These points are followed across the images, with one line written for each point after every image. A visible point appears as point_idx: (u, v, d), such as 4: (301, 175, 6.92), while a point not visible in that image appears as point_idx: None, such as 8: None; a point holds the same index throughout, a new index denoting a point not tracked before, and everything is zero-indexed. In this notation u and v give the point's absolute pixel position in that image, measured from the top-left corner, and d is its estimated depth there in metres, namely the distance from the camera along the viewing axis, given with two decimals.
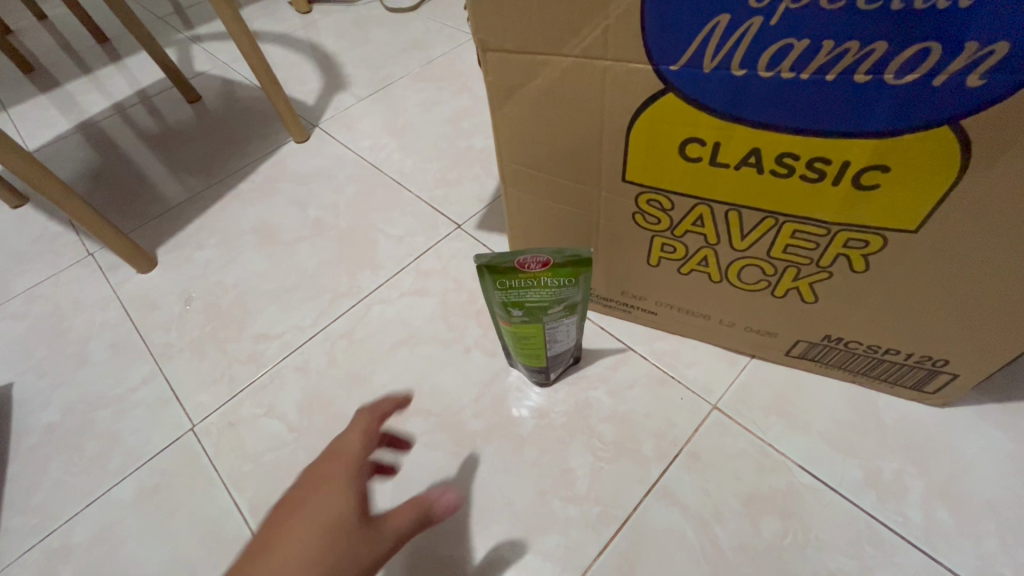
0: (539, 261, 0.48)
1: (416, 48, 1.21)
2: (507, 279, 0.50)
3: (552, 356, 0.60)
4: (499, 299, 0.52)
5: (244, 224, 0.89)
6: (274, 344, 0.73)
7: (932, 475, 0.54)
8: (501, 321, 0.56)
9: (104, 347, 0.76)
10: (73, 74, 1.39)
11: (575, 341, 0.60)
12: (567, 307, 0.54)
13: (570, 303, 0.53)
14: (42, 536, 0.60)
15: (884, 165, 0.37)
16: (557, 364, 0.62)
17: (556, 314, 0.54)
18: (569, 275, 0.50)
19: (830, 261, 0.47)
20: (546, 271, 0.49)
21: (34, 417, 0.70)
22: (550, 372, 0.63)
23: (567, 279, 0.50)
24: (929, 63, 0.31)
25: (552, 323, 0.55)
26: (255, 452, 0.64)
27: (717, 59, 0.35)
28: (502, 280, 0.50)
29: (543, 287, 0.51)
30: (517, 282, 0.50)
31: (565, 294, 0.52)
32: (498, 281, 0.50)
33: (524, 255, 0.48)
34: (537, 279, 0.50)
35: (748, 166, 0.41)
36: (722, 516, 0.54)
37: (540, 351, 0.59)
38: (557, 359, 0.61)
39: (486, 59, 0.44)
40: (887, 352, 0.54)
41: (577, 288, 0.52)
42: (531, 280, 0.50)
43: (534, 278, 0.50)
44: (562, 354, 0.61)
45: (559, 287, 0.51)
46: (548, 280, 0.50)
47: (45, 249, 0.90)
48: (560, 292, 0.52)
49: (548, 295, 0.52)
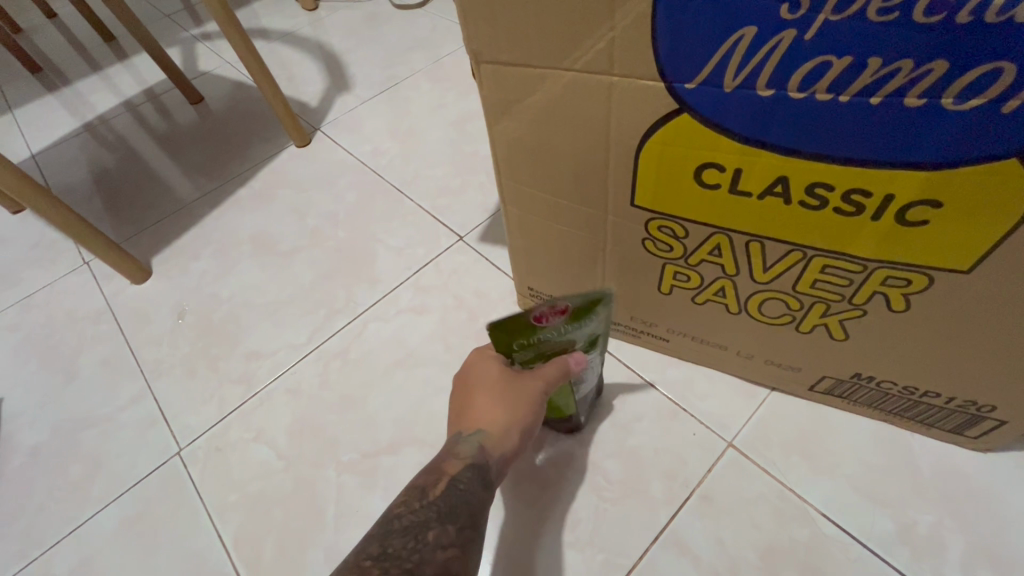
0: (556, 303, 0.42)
1: (423, 46, 1.17)
2: (529, 337, 0.45)
3: (579, 400, 0.54)
4: (522, 358, 0.47)
5: (241, 233, 0.86)
6: (266, 363, 0.70)
7: (972, 532, 0.49)
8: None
9: (95, 362, 0.74)
10: (79, 73, 1.37)
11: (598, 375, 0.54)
12: (590, 341, 0.48)
13: (592, 337, 0.47)
14: (23, 564, 0.58)
15: (934, 200, 0.32)
16: (586, 406, 0.56)
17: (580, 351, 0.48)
18: (591, 306, 0.43)
19: (864, 299, 0.41)
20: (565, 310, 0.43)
21: (21, 435, 0.68)
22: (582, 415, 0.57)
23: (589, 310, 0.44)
24: (998, 87, 0.26)
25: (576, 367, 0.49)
26: (242, 480, 0.61)
27: (741, 77, 0.31)
28: (521, 340, 0.45)
29: (564, 329, 0.45)
30: (540, 336, 0.45)
31: (588, 329, 0.46)
32: (519, 342, 0.45)
33: (540, 308, 0.43)
34: (559, 329, 0.45)
35: (773, 196, 0.36)
36: (738, 568, 0.49)
37: (571, 401, 0.53)
38: (586, 399, 0.55)
39: (480, 71, 0.39)
40: (924, 394, 0.49)
41: (596, 323, 0.46)
42: (549, 325, 0.44)
43: (552, 323, 0.44)
44: (589, 393, 0.55)
45: (579, 325, 0.45)
46: (569, 325, 0.45)
47: (42, 257, 0.89)
48: (581, 328, 0.45)
49: (569, 333, 0.46)
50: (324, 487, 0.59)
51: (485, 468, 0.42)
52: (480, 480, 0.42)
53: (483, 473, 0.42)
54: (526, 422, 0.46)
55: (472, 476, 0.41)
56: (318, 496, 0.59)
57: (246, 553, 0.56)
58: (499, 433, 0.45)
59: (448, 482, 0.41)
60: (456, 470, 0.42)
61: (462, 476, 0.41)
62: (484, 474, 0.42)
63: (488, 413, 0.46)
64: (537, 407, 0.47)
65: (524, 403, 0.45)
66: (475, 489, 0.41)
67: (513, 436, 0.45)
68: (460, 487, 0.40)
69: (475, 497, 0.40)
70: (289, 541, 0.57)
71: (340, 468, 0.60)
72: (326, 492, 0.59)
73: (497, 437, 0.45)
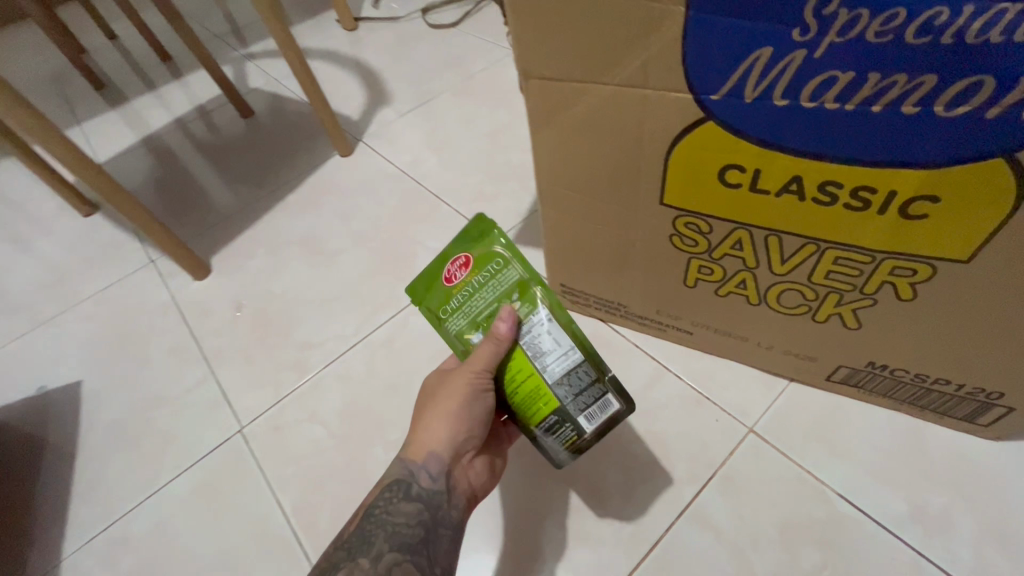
0: (459, 263, 0.48)
1: (457, 63, 1.24)
2: (449, 300, 0.49)
3: (553, 381, 0.46)
4: (459, 329, 0.49)
5: (292, 235, 0.93)
6: (318, 352, 0.76)
7: (983, 514, 0.52)
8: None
9: (163, 349, 0.81)
10: (139, 90, 1.48)
11: (579, 358, 0.46)
12: (525, 297, 0.47)
13: (520, 288, 0.47)
14: (105, 526, 0.64)
15: (933, 195, 0.36)
16: (578, 403, 0.45)
17: (521, 311, 0.47)
18: (492, 257, 0.47)
19: (875, 288, 0.46)
20: (470, 268, 0.48)
21: (100, 413, 0.75)
22: (580, 419, 0.46)
23: (493, 263, 0.47)
24: (981, 97, 0.30)
25: (520, 331, 0.46)
26: (298, 455, 0.67)
27: (760, 89, 0.36)
28: (444, 306, 0.49)
29: (482, 289, 0.48)
30: (457, 297, 0.49)
31: (509, 279, 0.47)
32: (443, 307, 0.49)
33: (445, 266, 0.49)
34: (470, 284, 0.48)
35: (789, 194, 0.41)
36: (757, 542, 0.53)
37: (545, 389, 0.46)
38: (575, 394, 0.46)
39: (528, 85, 0.45)
40: (936, 382, 0.52)
41: (509, 277, 0.47)
42: (462, 289, 0.48)
43: (465, 286, 0.48)
44: (570, 383, 0.46)
45: (493, 281, 0.47)
46: (479, 278, 0.48)
47: (113, 256, 0.98)
48: (501, 282, 0.47)
49: (492, 289, 0.47)
50: (373, 463, 0.65)
51: (407, 483, 0.48)
52: (401, 496, 0.47)
53: (404, 488, 0.48)
54: (459, 407, 0.48)
55: (389, 498, 0.47)
56: (368, 471, 0.65)
57: (304, 520, 0.62)
58: (427, 434, 0.49)
59: (368, 511, 0.47)
60: (377, 496, 0.48)
61: (381, 501, 0.47)
62: (407, 488, 0.48)
63: (420, 426, 0.50)
64: (474, 379, 0.47)
65: (448, 399, 0.48)
66: (392, 509, 0.47)
67: (442, 431, 0.49)
68: (376, 514, 0.47)
69: (392, 517, 0.46)
70: (342, 510, 0.62)
71: (387, 446, 0.66)
72: (375, 468, 0.65)
73: (423, 439, 0.49)
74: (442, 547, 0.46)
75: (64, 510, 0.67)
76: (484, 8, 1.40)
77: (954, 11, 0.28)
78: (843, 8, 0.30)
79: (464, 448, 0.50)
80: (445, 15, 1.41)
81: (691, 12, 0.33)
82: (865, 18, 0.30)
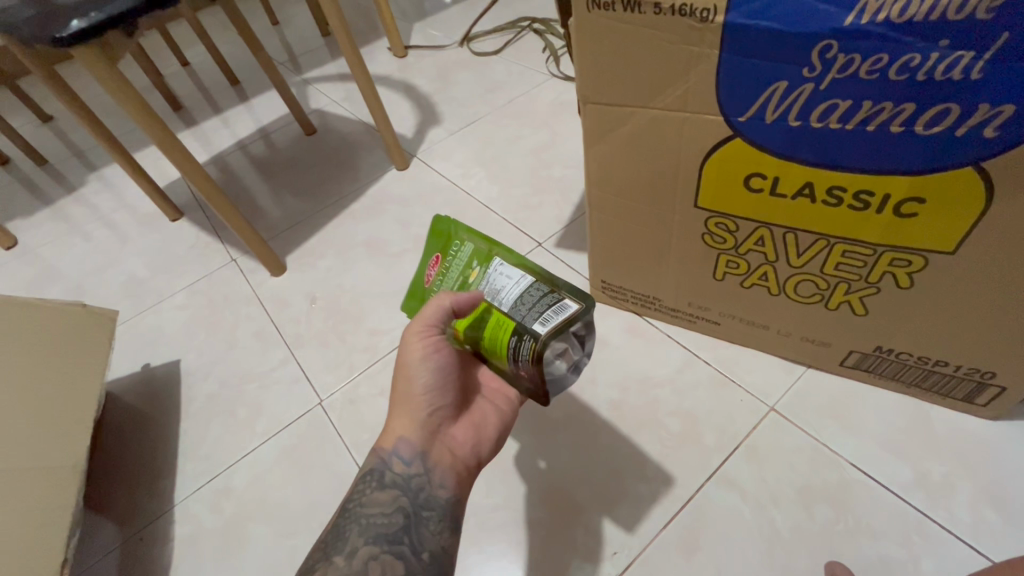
0: (432, 264, 0.63)
1: (501, 87, 1.37)
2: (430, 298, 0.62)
3: (511, 308, 0.50)
4: None
5: (357, 238, 1.05)
6: (386, 338, 0.87)
7: (981, 481, 0.59)
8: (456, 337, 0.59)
9: (249, 334, 0.93)
10: (210, 111, 1.65)
11: (532, 281, 0.52)
12: (481, 260, 0.57)
13: (476, 255, 0.57)
14: (209, 478, 0.75)
15: (920, 197, 0.45)
16: (532, 313, 0.48)
17: (479, 272, 0.56)
18: (452, 244, 0.60)
19: (878, 278, 0.54)
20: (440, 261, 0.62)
21: (198, 386, 0.87)
22: (536, 326, 0.47)
23: (454, 246, 0.60)
24: (950, 119, 0.39)
25: (483, 284, 0.55)
26: (372, 424, 0.77)
27: (778, 113, 0.45)
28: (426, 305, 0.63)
29: (449, 272, 0.60)
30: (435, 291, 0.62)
31: (467, 253, 0.58)
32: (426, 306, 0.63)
33: (426, 273, 0.63)
34: (441, 275, 0.61)
35: (802, 197, 0.51)
36: (778, 502, 0.61)
37: (505, 317, 0.50)
38: (529, 308, 0.49)
39: (586, 109, 0.56)
40: (936, 363, 0.60)
41: (466, 251, 0.59)
42: (437, 281, 0.61)
43: (438, 277, 0.61)
44: (527, 302, 0.50)
45: (454, 261, 0.60)
46: (446, 266, 0.61)
47: (200, 255, 1.11)
48: (461, 257, 0.59)
49: (456, 267, 0.59)
50: None
51: (379, 472, 0.54)
52: (375, 486, 0.53)
53: (379, 477, 0.54)
54: (413, 378, 0.54)
55: (364, 492, 0.53)
56: None
57: None
58: (395, 422, 0.55)
59: (344, 509, 0.53)
60: (351, 494, 0.54)
61: (355, 497, 0.53)
62: (380, 477, 0.54)
63: (388, 417, 0.56)
64: (424, 339, 0.54)
65: (404, 381, 0.55)
66: (366, 503, 0.53)
67: (406, 415, 0.54)
68: (351, 511, 0.52)
69: (366, 510, 0.52)
70: None
71: None
72: None
73: (394, 426, 0.55)
74: (424, 528, 0.52)
75: (173, 465, 0.78)
76: (523, 36, 1.53)
77: (924, 57, 0.37)
78: (841, 53, 0.39)
79: (435, 422, 0.55)
80: (488, 44, 1.54)
81: (723, 55, 0.44)
82: (857, 61, 0.39)
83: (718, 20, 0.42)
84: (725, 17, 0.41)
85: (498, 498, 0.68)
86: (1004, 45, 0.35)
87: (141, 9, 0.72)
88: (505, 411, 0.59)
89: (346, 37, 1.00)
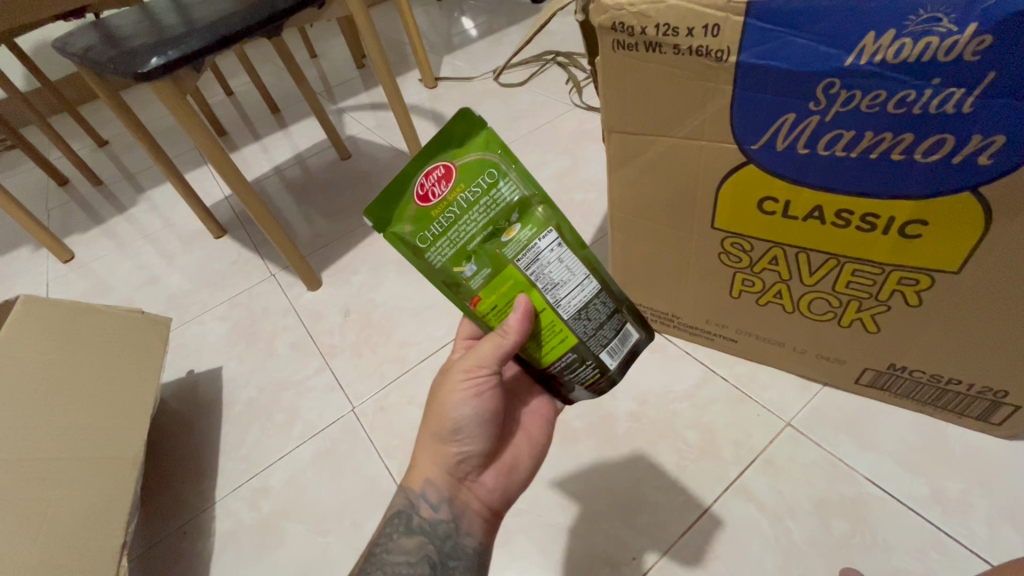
0: (436, 176, 0.46)
1: (526, 116, 1.44)
2: (429, 225, 0.48)
3: (574, 318, 0.52)
4: (442, 254, 0.49)
5: (388, 255, 1.11)
6: (415, 350, 0.91)
7: (997, 499, 0.60)
8: (469, 299, 0.52)
9: (287, 344, 0.98)
10: (252, 137, 1.76)
11: (598, 289, 0.53)
12: (523, 216, 0.49)
13: (519, 208, 0.49)
14: (249, 477, 0.80)
15: (923, 219, 0.48)
16: (602, 338, 0.53)
17: (520, 233, 0.49)
18: (482, 168, 0.47)
19: (887, 296, 0.57)
20: (453, 180, 0.47)
21: (238, 391, 0.92)
22: (605, 356, 0.54)
23: (485, 174, 0.47)
24: (947, 148, 0.43)
25: (524, 256, 0.50)
26: (401, 430, 0.81)
27: (788, 142, 0.50)
28: (420, 233, 0.48)
29: (472, 209, 0.48)
30: (440, 221, 0.47)
31: (506, 197, 0.48)
32: (419, 232, 0.48)
33: (421, 182, 0.47)
34: (455, 202, 0.47)
35: (813, 219, 0.54)
36: (795, 514, 0.63)
37: (568, 327, 0.52)
38: (597, 327, 0.53)
39: (610, 137, 0.61)
40: (949, 382, 0.62)
41: (504, 191, 0.48)
42: (447, 209, 0.47)
43: (450, 203, 0.47)
44: (591, 319, 0.53)
45: (484, 199, 0.47)
46: (466, 194, 0.47)
47: (241, 270, 1.18)
48: (496, 199, 0.48)
49: (484, 207, 0.48)
50: None
51: (407, 515, 0.56)
52: (402, 532, 0.56)
53: (406, 521, 0.56)
54: (448, 423, 0.54)
55: (392, 535, 0.56)
56: None
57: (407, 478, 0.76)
58: (424, 464, 0.56)
59: (373, 548, 0.56)
60: (381, 533, 0.57)
61: (383, 538, 0.56)
62: (408, 522, 0.56)
63: (418, 454, 0.57)
64: (468, 383, 0.54)
65: (437, 422, 0.55)
66: (393, 546, 0.55)
67: (436, 459, 0.56)
68: (380, 553, 0.55)
69: (393, 556, 0.55)
70: None
71: None
72: None
73: (422, 469, 0.56)
74: None
75: (215, 463, 0.83)
76: (547, 68, 1.61)
77: (919, 92, 0.41)
78: (842, 90, 0.44)
79: (462, 469, 0.56)
80: (514, 76, 1.63)
81: (736, 90, 0.48)
82: (858, 96, 0.44)
83: (731, 60, 0.46)
84: (737, 58, 0.46)
85: (522, 503, 0.71)
86: (991, 83, 0.38)
87: (214, 48, 0.80)
88: (534, 452, 0.60)
89: (384, 70, 1.07)
